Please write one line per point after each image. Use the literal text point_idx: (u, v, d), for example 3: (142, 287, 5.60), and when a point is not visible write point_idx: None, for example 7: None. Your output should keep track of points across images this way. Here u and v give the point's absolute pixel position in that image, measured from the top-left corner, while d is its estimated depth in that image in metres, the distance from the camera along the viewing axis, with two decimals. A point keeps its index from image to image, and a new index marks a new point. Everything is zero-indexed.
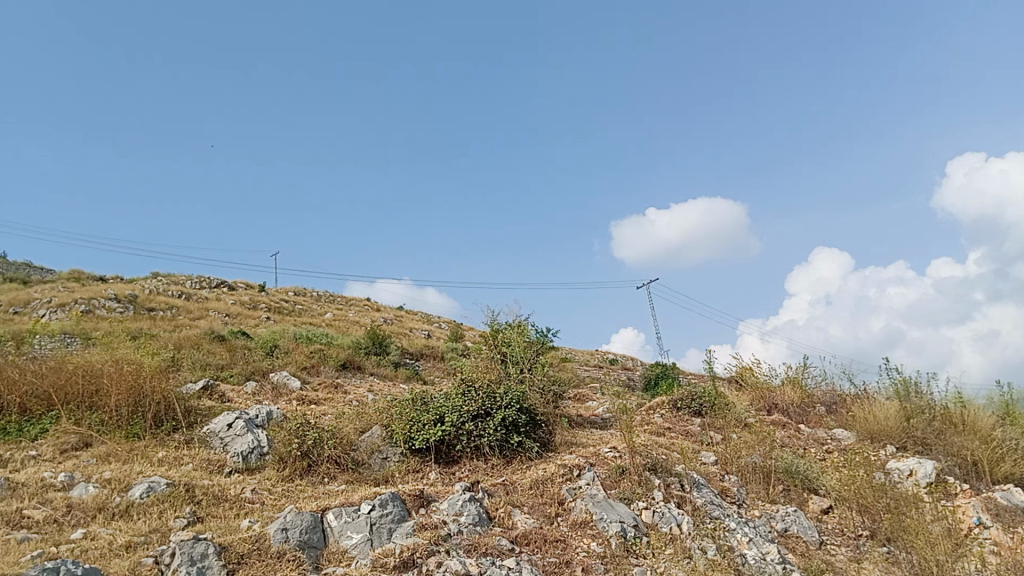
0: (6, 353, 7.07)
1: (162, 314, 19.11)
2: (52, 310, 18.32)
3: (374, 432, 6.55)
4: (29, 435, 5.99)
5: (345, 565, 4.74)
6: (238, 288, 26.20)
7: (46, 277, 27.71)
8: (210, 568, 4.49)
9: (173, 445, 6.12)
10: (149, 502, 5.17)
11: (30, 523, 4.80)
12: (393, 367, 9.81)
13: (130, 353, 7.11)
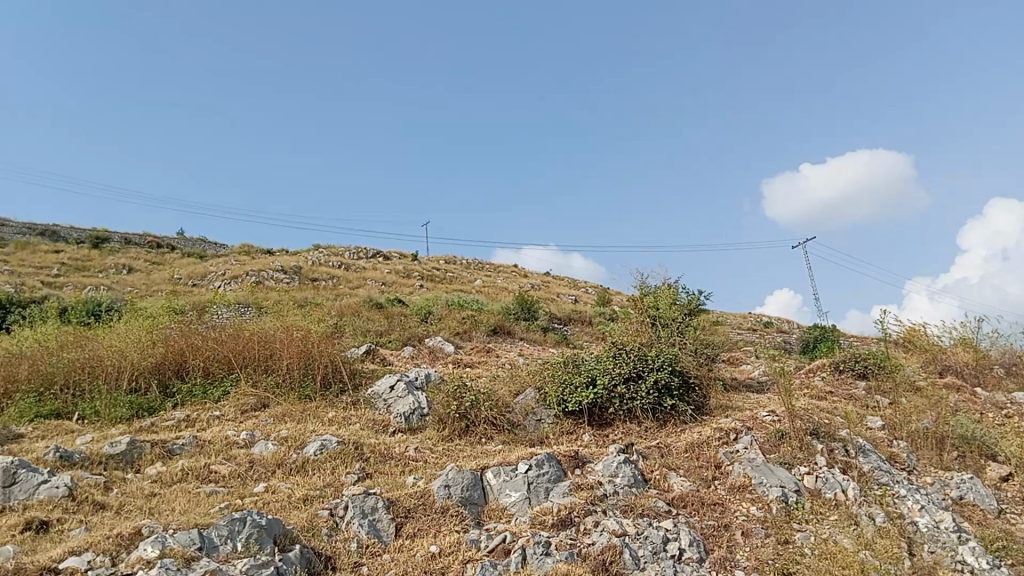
0: (190, 321, 7.68)
1: (324, 284, 20.14)
2: (226, 281, 19.72)
3: (527, 394, 6.70)
4: (213, 397, 6.52)
5: (505, 521, 4.91)
6: (390, 257, 27.19)
7: (219, 251, 29.78)
8: (380, 521, 4.80)
9: (341, 406, 6.48)
10: (323, 458, 5.52)
11: (217, 477, 5.24)
12: (543, 332, 9.95)
13: (298, 320, 7.55)
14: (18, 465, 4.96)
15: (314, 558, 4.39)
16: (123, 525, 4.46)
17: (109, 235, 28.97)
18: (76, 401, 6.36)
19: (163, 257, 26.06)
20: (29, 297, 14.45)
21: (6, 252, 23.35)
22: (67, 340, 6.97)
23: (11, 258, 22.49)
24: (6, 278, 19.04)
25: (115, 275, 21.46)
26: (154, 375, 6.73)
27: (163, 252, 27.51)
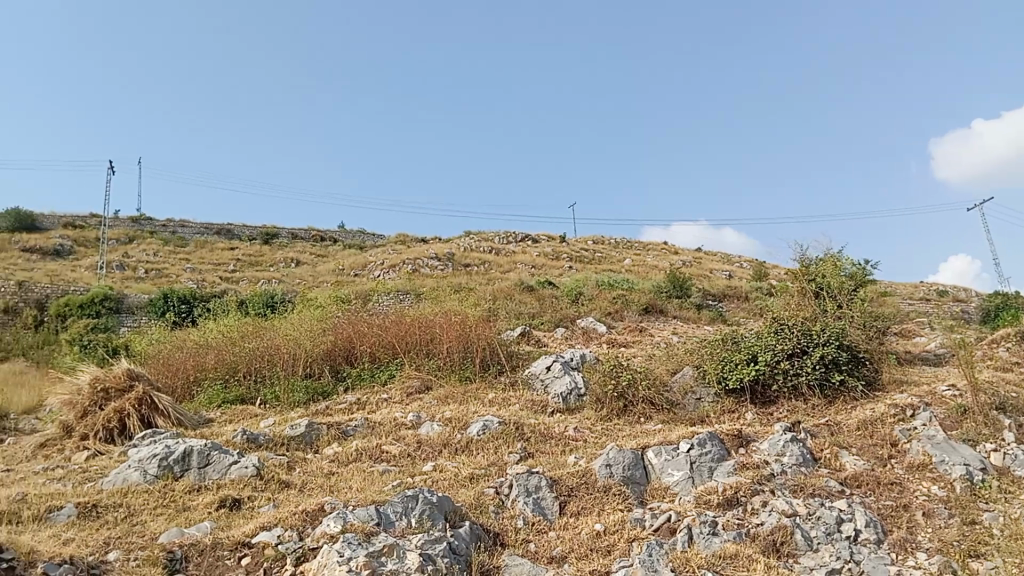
0: (355, 310, 8.07)
1: (477, 269, 20.60)
2: (385, 271, 20.55)
3: (685, 372, 6.61)
4: (380, 380, 6.84)
5: (669, 501, 4.88)
6: (538, 240, 27.42)
7: (376, 242, 31.06)
8: (544, 499, 4.89)
9: (500, 388, 6.64)
10: (486, 438, 5.68)
11: (389, 457, 5.50)
12: (697, 310, 9.77)
13: (455, 305, 7.79)
14: (212, 447, 5.40)
15: (483, 534, 4.53)
16: (306, 503, 4.77)
17: (276, 230, 30.87)
18: (258, 387, 6.85)
19: (326, 249, 27.52)
20: (213, 292, 15.64)
21: (188, 251, 25.38)
22: (247, 331, 7.50)
23: (192, 256, 24.43)
24: (191, 275, 20.72)
25: (284, 269, 22.84)
26: (326, 361, 7.14)
27: (325, 245, 29.03)
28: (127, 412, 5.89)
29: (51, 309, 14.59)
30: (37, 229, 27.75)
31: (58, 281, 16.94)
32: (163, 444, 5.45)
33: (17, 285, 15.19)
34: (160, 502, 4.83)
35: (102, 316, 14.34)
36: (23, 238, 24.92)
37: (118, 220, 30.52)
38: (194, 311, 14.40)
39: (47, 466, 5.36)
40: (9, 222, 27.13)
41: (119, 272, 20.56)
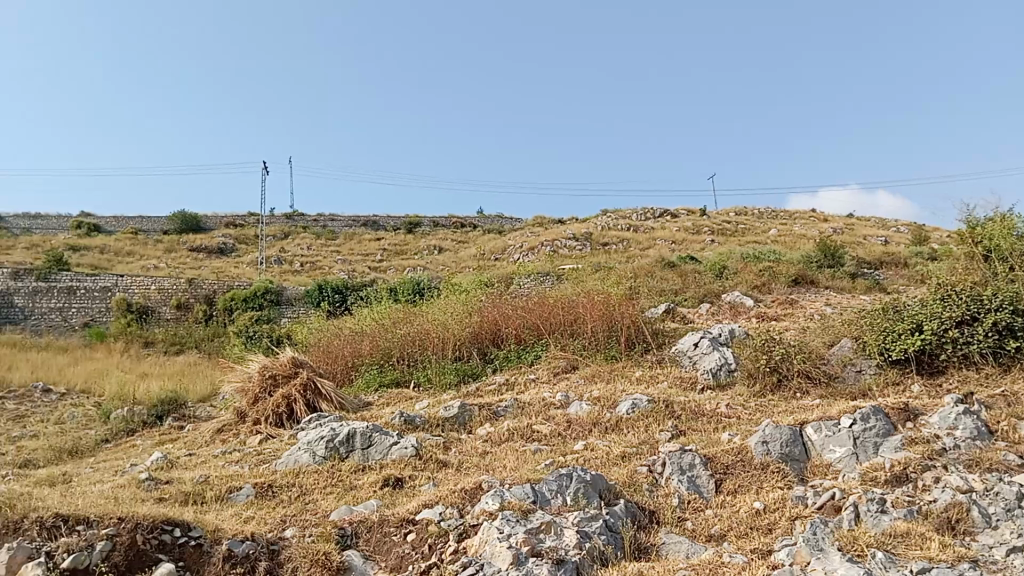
0: (499, 293, 8.22)
1: (616, 248, 20.45)
2: (525, 254, 20.78)
3: (844, 345, 6.36)
4: (527, 361, 6.95)
5: (831, 478, 4.71)
6: (676, 215, 26.89)
7: (513, 225, 31.43)
8: (699, 477, 4.82)
9: (647, 365, 6.60)
10: (636, 417, 5.66)
11: (540, 436, 5.57)
12: (852, 279, 9.32)
13: (598, 285, 7.79)
14: (373, 429, 5.65)
15: (639, 512, 4.53)
16: (464, 481, 4.92)
17: (417, 219, 31.79)
18: (411, 371, 7.11)
19: (466, 235, 28.12)
20: (363, 281, 16.33)
21: (336, 243, 26.59)
22: (398, 317, 7.79)
23: (341, 248, 25.57)
24: (341, 267, 21.71)
25: (427, 256, 23.52)
26: (474, 344, 7.31)
27: (464, 231, 29.65)
28: (293, 397, 6.26)
29: (219, 303, 15.69)
30: (202, 230, 29.83)
31: (224, 278, 18.15)
32: (328, 427, 5.76)
33: (189, 282, 16.43)
34: (328, 482, 5.11)
35: (264, 308, 15.27)
36: (190, 238, 26.87)
37: (272, 217, 32.33)
38: (347, 300, 15.10)
39: (226, 449, 5.78)
40: (177, 223, 29.32)
41: (276, 266, 21.84)
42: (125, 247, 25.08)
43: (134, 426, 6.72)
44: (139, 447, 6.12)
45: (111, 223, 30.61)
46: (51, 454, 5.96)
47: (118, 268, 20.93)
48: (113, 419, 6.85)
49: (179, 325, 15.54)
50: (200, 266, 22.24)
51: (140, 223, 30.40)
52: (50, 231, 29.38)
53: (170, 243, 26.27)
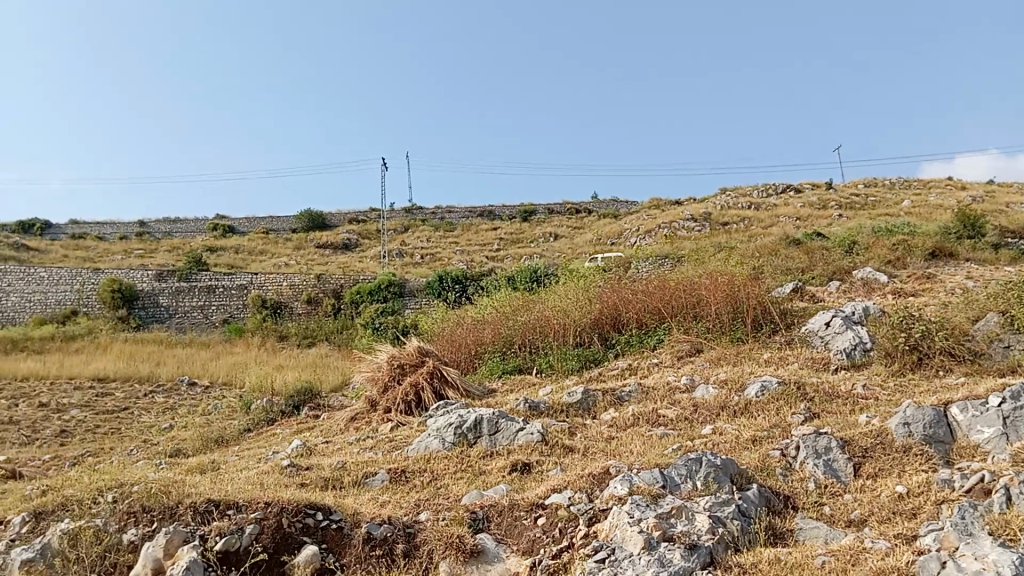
0: (618, 277, 8.17)
1: (737, 227, 19.93)
2: (642, 237, 20.56)
3: (989, 319, 5.98)
4: (650, 345, 6.89)
5: (981, 460, 4.44)
6: (799, 190, 25.92)
7: (629, 209, 31.12)
8: (836, 461, 4.66)
9: (775, 347, 6.41)
10: (766, 399, 5.51)
11: (667, 421, 5.51)
12: (996, 250, 8.74)
13: (720, 265, 7.62)
14: (499, 415, 5.74)
15: (772, 497, 4.41)
16: (592, 466, 4.92)
17: (532, 207, 31.94)
18: (533, 357, 7.18)
19: (581, 221, 28.05)
20: (481, 271, 16.57)
21: (455, 235, 27.07)
22: (518, 305, 7.86)
23: (459, 239, 26.02)
24: (460, 257, 22.09)
25: (544, 244, 23.62)
26: (595, 329, 7.30)
27: (579, 217, 29.56)
28: (421, 386, 6.42)
29: (346, 297, 16.27)
30: (327, 227, 31.00)
31: (350, 273, 18.82)
32: (456, 414, 5.89)
33: (317, 278, 17.12)
34: (458, 467, 5.22)
35: (389, 301, 15.73)
36: (316, 236, 27.97)
37: (393, 212, 33.22)
38: (467, 289, 15.37)
39: (360, 436, 6.00)
40: (304, 222, 30.59)
41: (398, 260, 22.46)
42: (257, 247, 26.38)
43: (274, 416, 7.07)
44: (278, 435, 6.43)
45: (244, 224, 32.23)
46: (199, 443, 6.35)
47: (251, 266, 22.05)
48: (254, 409, 7.23)
49: (310, 319, 16.22)
50: (327, 262, 23.14)
51: (270, 223, 31.88)
52: (190, 235, 31.23)
53: (298, 241, 27.45)
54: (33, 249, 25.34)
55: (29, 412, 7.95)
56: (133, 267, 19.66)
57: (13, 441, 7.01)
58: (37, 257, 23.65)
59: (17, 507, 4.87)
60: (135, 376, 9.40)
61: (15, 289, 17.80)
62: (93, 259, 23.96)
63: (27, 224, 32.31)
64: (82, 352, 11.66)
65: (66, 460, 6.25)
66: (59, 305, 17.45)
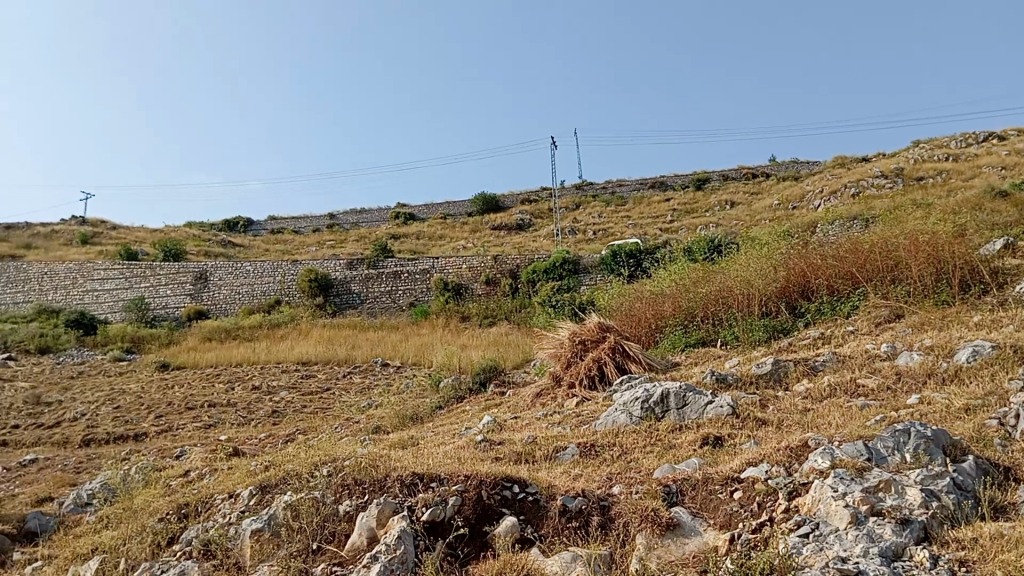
0: (803, 241, 7.83)
1: (934, 181, 18.54)
2: (827, 198, 19.61)
3: None
4: (843, 312, 6.56)
5: None
6: (1005, 137, 23.70)
7: (810, 170, 29.68)
8: None
9: (987, 309, 5.91)
10: (979, 365, 5.11)
11: (867, 391, 5.23)
12: None
13: (919, 224, 7.11)
14: (687, 389, 5.67)
15: (992, 469, 4.09)
16: (788, 438, 4.77)
17: (705, 175, 31.15)
18: (717, 329, 7.04)
19: (759, 186, 27.05)
20: (656, 243, 16.38)
21: (627, 208, 26.91)
22: (699, 276, 7.72)
23: (632, 213, 25.86)
24: (633, 231, 21.93)
25: (720, 212, 23.02)
26: (781, 298, 7.06)
27: (756, 182, 28.56)
28: (604, 360, 6.46)
29: (523, 276, 16.59)
30: (500, 208, 31.69)
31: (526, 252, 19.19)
32: (642, 389, 5.88)
33: (494, 259, 17.57)
34: (648, 441, 5.21)
35: (565, 278, 15.89)
36: (490, 218, 28.69)
37: (564, 189, 33.46)
38: (642, 264, 15.28)
39: (547, 412, 6.12)
40: (478, 206, 31.45)
41: (572, 237, 22.64)
42: (434, 232, 27.43)
43: (463, 393, 7.35)
44: (468, 412, 6.68)
45: (422, 211, 33.54)
46: (397, 420, 6.71)
47: (432, 251, 22.98)
48: (444, 387, 7.55)
49: (490, 300, 16.70)
50: (503, 243, 23.71)
51: (447, 208, 33.00)
52: (374, 224, 32.94)
53: (474, 223, 28.28)
54: (238, 245, 27.61)
55: (245, 394, 8.72)
56: (326, 257, 21.03)
57: (232, 421, 7.72)
58: (242, 253, 25.80)
59: (244, 481, 5.35)
60: (334, 359, 10.07)
61: (226, 282, 19.46)
62: (290, 251, 25.79)
63: (232, 222, 35.29)
64: (287, 338, 12.62)
65: (280, 438, 6.80)
66: (264, 295, 18.94)
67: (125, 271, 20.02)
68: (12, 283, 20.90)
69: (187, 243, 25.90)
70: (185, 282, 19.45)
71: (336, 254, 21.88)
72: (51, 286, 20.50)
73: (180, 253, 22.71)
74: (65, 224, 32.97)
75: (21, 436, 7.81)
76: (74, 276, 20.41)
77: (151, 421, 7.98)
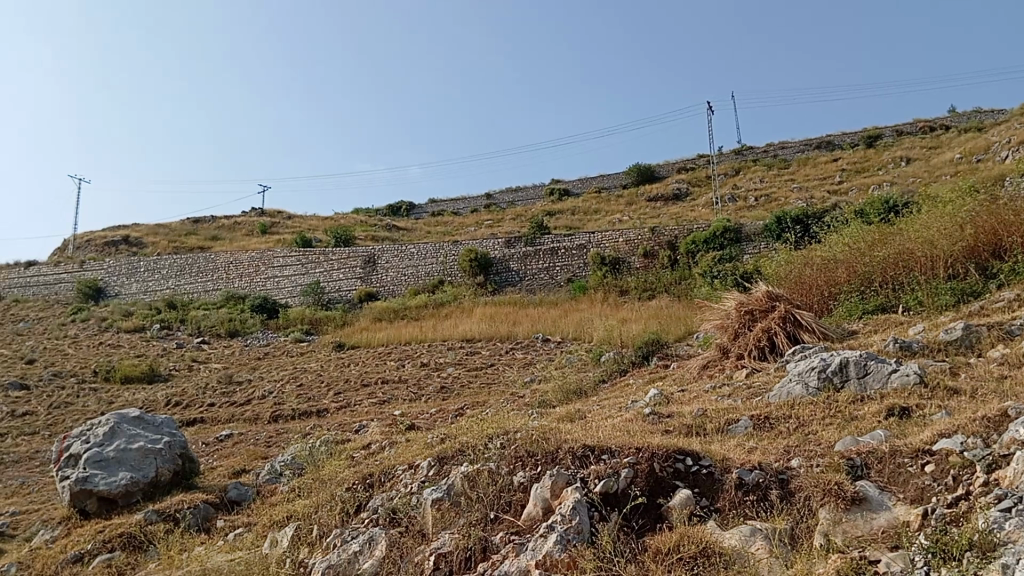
0: (992, 197, 7.21)
1: None
2: (1017, 148, 18.01)
3: None
4: None
5: None
6: None
7: (995, 119, 27.32)
8: None
9: None
10: None
11: None
12: None
13: None
14: (868, 357, 5.39)
15: None
16: (985, 408, 4.44)
17: (876, 131, 29.32)
18: (898, 295, 6.66)
19: (937, 140, 25.20)
20: (824, 207, 15.64)
21: (790, 172, 25.83)
22: (874, 238, 7.30)
23: (795, 176, 24.80)
24: (799, 195, 21.02)
25: (894, 170, 21.68)
26: (969, 259, 6.54)
27: (933, 136, 26.62)
28: (774, 331, 6.26)
29: (682, 247, 16.29)
30: (655, 178, 31.22)
31: (685, 222, 18.83)
32: (817, 358, 5.65)
33: (651, 230, 17.35)
34: (827, 412, 5.00)
35: (726, 248, 15.48)
36: (646, 189, 28.32)
37: (722, 156, 32.50)
38: (809, 229, 14.65)
39: (716, 384, 6.01)
40: (633, 177, 31.15)
41: (732, 204, 22.01)
42: (589, 206, 27.43)
43: (626, 366, 7.34)
44: (633, 385, 6.67)
45: (577, 185, 33.61)
46: (561, 394, 6.79)
47: (587, 225, 23.00)
48: (606, 361, 7.57)
49: (649, 273, 16.54)
50: (660, 214, 23.39)
51: (601, 181, 32.86)
52: (529, 202, 33.34)
53: (630, 195, 28.07)
54: (401, 228, 28.71)
55: (415, 371, 9.10)
56: (483, 236, 21.49)
57: (405, 396, 8.07)
58: (404, 236, 26.84)
59: (422, 454, 5.59)
60: (497, 335, 10.31)
61: (392, 265, 20.29)
62: (449, 232, 26.56)
63: (396, 206, 36.77)
64: (452, 316, 13.03)
65: (450, 412, 7.04)
66: (428, 276, 19.60)
67: (302, 258, 21.28)
68: (203, 272, 22.67)
69: (354, 228, 27.22)
70: (356, 266, 20.45)
71: (494, 233, 22.33)
72: (237, 274, 22.09)
73: (350, 238, 23.92)
74: (246, 215, 35.39)
75: (218, 413, 8.51)
76: (256, 264, 21.90)
77: (330, 397, 8.48)
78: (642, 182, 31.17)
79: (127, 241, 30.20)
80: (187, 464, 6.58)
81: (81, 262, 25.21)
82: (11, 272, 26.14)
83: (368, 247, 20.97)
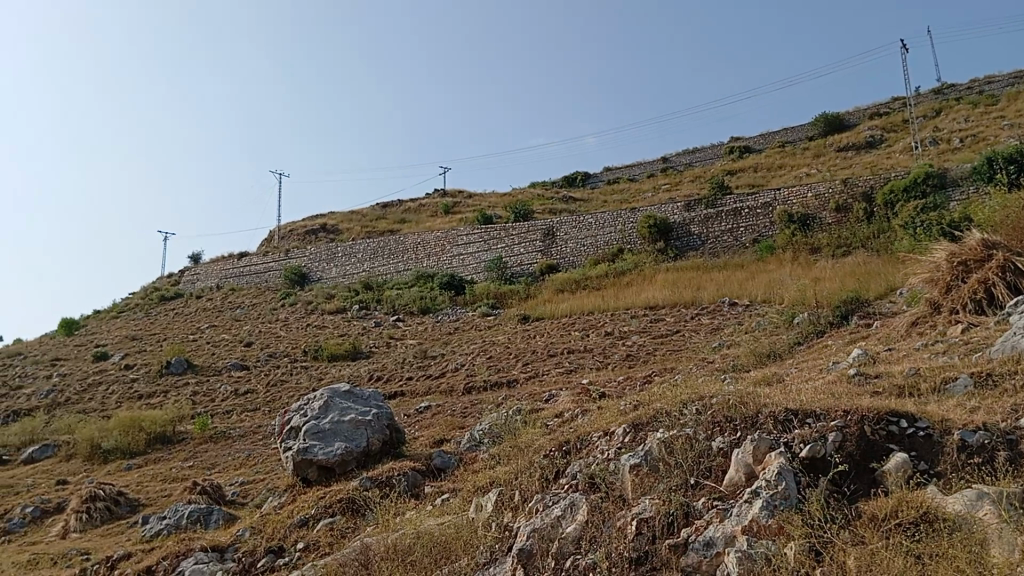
0: None
1: None
2: None
3: None
4: None
5: None
6: None
7: None
8: None
9: None
10: None
11: None
12: None
13: None
14: None
15: None
16: None
17: None
18: None
19: None
20: None
21: (1000, 108, 23.46)
22: None
23: (1008, 112, 22.49)
24: (1011, 132, 19.12)
25: None
26: None
27: None
28: (992, 281, 5.74)
29: (879, 198, 15.27)
30: (844, 127, 29.37)
31: (883, 170, 17.59)
32: None
33: (843, 183, 16.38)
34: None
35: (930, 195, 14.34)
36: (833, 140, 26.73)
37: (920, 97, 30.03)
38: None
39: (927, 342, 5.62)
40: (820, 128, 29.49)
41: (933, 148, 20.32)
42: (772, 163, 26.28)
43: (823, 327, 7.01)
44: (832, 346, 6.36)
45: (758, 141, 32.26)
46: (754, 357, 6.60)
47: (772, 183, 22.07)
48: (801, 323, 7.25)
49: (842, 228, 15.65)
50: (853, 164, 22.01)
51: (783, 135, 31.35)
52: (708, 163, 32.39)
53: (817, 148, 26.60)
54: (578, 199, 28.81)
55: (600, 340, 9.15)
56: (662, 201, 21.15)
57: (592, 365, 8.15)
58: (581, 207, 26.93)
59: (617, 420, 5.63)
60: (681, 301, 10.16)
61: (571, 236, 20.42)
62: (626, 200, 26.35)
63: (572, 177, 36.90)
64: (634, 284, 12.94)
65: (638, 380, 7.05)
66: (607, 245, 19.54)
67: (484, 235, 21.91)
68: (392, 255, 23.86)
69: (532, 202, 27.63)
70: (535, 239, 20.77)
71: (672, 198, 21.91)
72: (424, 254, 23.07)
73: (529, 212, 24.30)
74: (430, 197, 36.78)
75: (416, 386, 8.97)
76: (441, 243, 22.78)
77: (519, 368, 8.71)
78: (827, 132, 29.45)
79: (324, 228, 32.31)
80: (395, 434, 6.98)
81: (285, 252, 27.26)
82: (226, 263, 28.68)
83: (548, 220, 21.22)
